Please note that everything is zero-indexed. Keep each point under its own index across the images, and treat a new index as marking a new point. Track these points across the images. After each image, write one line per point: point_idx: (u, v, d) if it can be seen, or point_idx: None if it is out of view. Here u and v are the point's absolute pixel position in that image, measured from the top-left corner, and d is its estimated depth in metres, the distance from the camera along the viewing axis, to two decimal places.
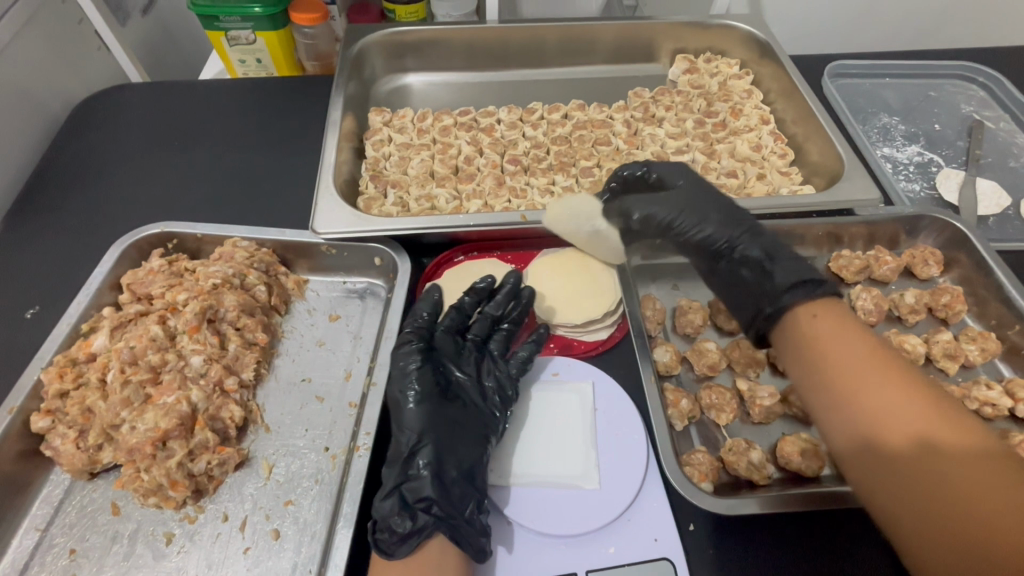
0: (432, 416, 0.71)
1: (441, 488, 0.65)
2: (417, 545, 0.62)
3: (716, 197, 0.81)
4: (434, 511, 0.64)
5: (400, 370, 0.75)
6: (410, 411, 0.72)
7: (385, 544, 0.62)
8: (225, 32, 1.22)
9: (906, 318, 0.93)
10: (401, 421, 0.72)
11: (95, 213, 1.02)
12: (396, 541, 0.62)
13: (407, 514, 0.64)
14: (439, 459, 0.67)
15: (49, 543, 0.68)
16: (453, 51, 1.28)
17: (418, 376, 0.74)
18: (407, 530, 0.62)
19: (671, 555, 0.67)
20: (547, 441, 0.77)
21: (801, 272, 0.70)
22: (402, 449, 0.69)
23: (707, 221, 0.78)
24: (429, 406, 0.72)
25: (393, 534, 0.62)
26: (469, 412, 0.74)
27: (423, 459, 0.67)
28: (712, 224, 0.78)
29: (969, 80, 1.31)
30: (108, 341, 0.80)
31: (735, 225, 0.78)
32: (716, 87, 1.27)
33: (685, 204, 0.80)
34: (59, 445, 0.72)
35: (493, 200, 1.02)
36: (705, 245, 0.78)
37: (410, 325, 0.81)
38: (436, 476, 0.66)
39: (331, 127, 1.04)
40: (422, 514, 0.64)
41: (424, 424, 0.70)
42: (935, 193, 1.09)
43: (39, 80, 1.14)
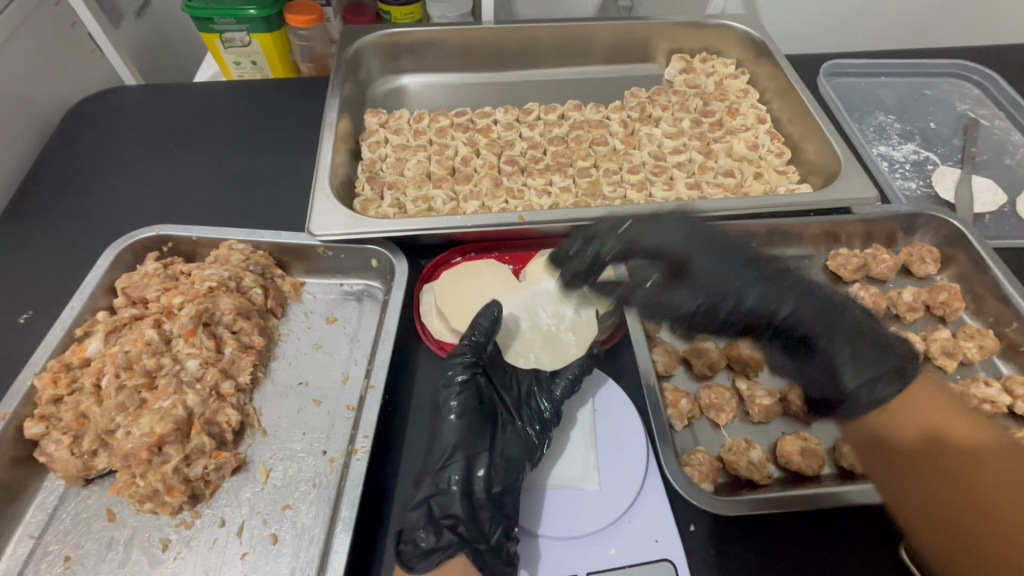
0: (469, 433, 0.71)
1: (469, 507, 0.66)
2: (438, 562, 0.63)
3: (741, 262, 0.71)
4: (459, 530, 0.65)
5: (450, 383, 0.76)
6: (450, 424, 0.72)
7: (408, 557, 0.63)
8: (220, 34, 1.21)
9: (904, 316, 0.93)
10: (440, 435, 0.72)
11: (89, 217, 1.01)
12: (418, 555, 0.63)
13: (432, 529, 0.65)
14: (471, 477, 0.68)
15: (43, 550, 0.68)
16: (449, 52, 1.28)
17: (465, 391, 0.75)
18: (431, 545, 0.64)
19: (672, 556, 0.67)
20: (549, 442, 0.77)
21: (881, 364, 0.67)
22: (435, 464, 0.70)
23: (738, 293, 0.70)
24: (471, 422, 0.72)
25: (416, 548, 0.64)
26: (507, 434, 0.73)
27: (455, 476, 0.68)
28: (742, 302, 0.70)
29: (963, 78, 1.32)
30: (103, 346, 0.79)
31: (788, 292, 0.69)
32: (712, 87, 1.27)
33: (707, 288, 0.70)
34: (53, 451, 0.71)
35: (490, 201, 1.02)
36: (750, 322, 0.71)
37: (465, 336, 0.80)
38: (465, 492, 0.67)
39: (326, 129, 1.03)
40: (447, 532, 0.65)
41: (460, 441, 0.71)
42: (932, 191, 1.09)
43: (32, 83, 1.13)
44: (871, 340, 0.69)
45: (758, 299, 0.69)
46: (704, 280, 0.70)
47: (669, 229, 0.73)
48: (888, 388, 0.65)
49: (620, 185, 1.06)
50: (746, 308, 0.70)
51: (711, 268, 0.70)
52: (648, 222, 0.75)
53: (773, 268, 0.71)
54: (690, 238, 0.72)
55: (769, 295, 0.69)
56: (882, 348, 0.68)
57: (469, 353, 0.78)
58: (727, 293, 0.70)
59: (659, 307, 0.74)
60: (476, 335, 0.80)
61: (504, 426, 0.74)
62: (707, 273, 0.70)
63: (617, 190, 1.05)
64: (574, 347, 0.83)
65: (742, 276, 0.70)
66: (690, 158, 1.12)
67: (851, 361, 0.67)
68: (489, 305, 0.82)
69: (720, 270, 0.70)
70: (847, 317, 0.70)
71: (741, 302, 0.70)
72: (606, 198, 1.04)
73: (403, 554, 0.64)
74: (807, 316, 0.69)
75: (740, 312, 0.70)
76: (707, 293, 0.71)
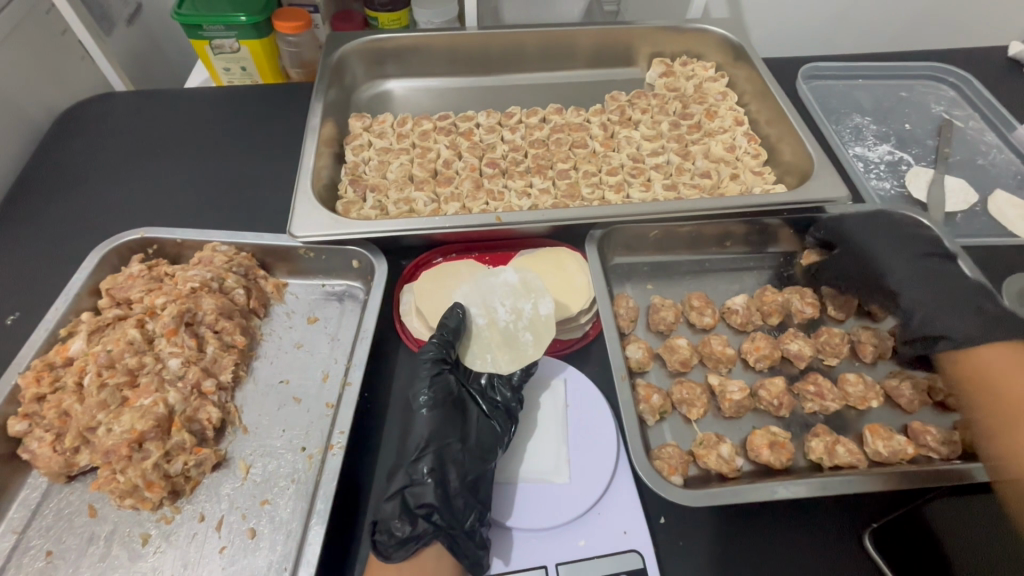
0: (441, 425, 0.73)
1: (444, 496, 0.67)
2: (414, 550, 0.65)
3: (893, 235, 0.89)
4: (434, 519, 0.66)
5: (420, 378, 0.76)
6: (422, 416, 0.73)
7: (384, 547, 0.64)
8: (208, 41, 1.24)
9: (875, 312, 0.94)
10: (414, 429, 0.73)
11: (77, 221, 1.03)
12: (394, 544, 0.64)
13: (407, 518, 0.66)
14: (443, 468, 0.69)
15: (26, 545, 0.69)
16: (433, 57, 1.30)
17: (437, 384, 0.76)
18: (406, 534, 0.64)
19: (640, 547, 0.68)
20: (523, 439, 0.78)
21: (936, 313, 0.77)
22: (409, 455, 0.71)
23: (889, 248, 0.86)
24: (443, 413, 0.74)
25: (390, 538, 0.64)
26: (480, 425, 0.75)
27: (429, 466, 0.69)
28: (883, 252, 0.86)
29: (940, 80, 1.34)
30: (86, 345, 0.80)
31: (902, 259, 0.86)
32: (692, 90, 1.29)
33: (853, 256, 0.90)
34: (36, 448, 0.72)
35: (471, 203, 1.04)
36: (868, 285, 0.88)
37: (434, 334, 0.80)
38: (438, 482, 0.68)
39: (310, 133, 1.05)
40: (421, 521, 0.66)
41: (432, 433, 0.72)
42: (905, 191, 1.12)
43: (22, 90, 1.15)
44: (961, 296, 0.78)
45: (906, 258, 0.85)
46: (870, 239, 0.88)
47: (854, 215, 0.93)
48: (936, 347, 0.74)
49: (599, 187, 1.08)
50: (884, 255, 0.86)
51: (869, 234, 0.89)
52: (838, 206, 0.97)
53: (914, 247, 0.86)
54: (864, 219, 0.91)
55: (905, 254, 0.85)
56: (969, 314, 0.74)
57: (439, 348, 0.79)
58: (878, 248, 0.87)
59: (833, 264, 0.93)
60: (444, 329, 0.81)
61: (476, 418, 0.75)
62: (881, 235, 0.88)
63: (596, 191, 1.06)
64: (531, 348, 0.81)
65: (900, 244, 0.86)
66: (669, 160, 1.15)
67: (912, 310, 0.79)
68: (452, 308, 0.83)
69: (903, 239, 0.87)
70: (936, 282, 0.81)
71: (881, 250, 0.87)
72: (585, 199, 1.06)
73: (379, 545, 0.64)
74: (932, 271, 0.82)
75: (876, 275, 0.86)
76: (856, 246, 0.89)
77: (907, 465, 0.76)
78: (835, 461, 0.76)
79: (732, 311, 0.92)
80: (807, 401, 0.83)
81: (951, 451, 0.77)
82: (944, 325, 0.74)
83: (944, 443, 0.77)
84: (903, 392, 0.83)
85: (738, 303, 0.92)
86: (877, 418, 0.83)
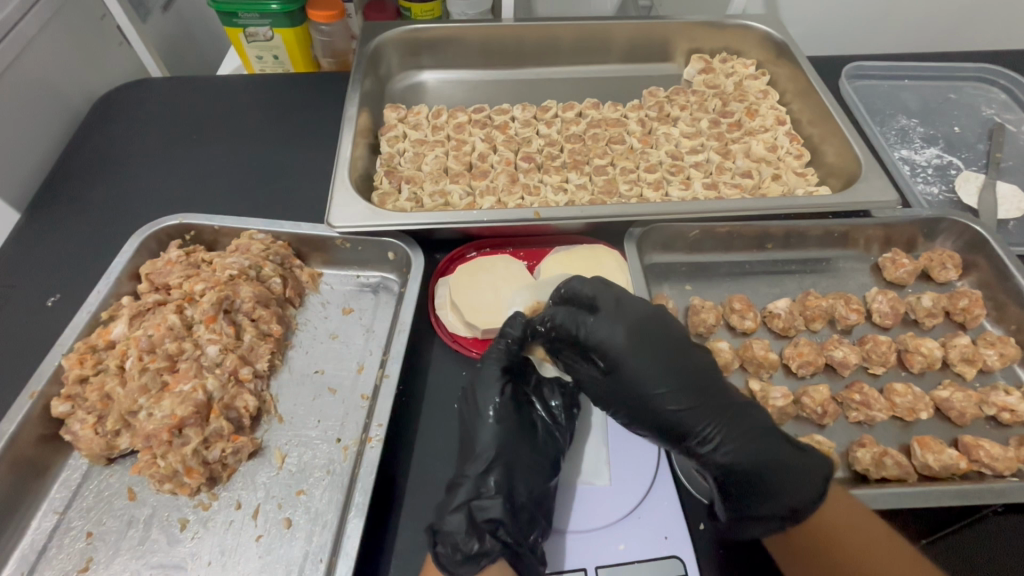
0: (509, 437, 0.71)
1: (511, 511, 0.65)
2: (480, 566, 0.63)
3: (631, 357, 0.68)
4: (501, 535, 0.64)
5: (485, 385, 0.75)
6: (488, 426, 0.72)
7: (447, 561, 0.63)
8: (243, 29, 1.22)
9: (922, 321, 0.91)
10: (479, 436, 0.72)
11: (115, 205, 1.04)
12: (458, 560, 0.63)
13: (474, 535, 0.64)
14: (511, 482, 0.67)
15: (67, 526, 0.70)
16: (468, 50, 1.29)
17: (506, 393, 0.75)
18: (474, 551, 0.63)
19: (681, 554, 0.67)
20: (580, 445, 0.77)
21: (789, 487, 0.62)
22: (475, 467, 0.69)
23: (663, 394, 0.67)
24: (509, 425, 0.73)
25: (452, 554, 0.63)
26: (544, 436, 0.74)
27: (496, 480, 0.67)
28: (675, 407, 0.66)
29: (990, 82, 1.29)
30: (127, 329, 0.81)
31: (640, 391, 0.68)
32: (732, 87, 1.26)
33: (627, 379, 0.68)
34: (78, 430, 0.73)
35: (506, 197, 1.02)
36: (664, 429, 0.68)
37: (497, 345, 0.78)
38: (503, 495, 0.66)
39: (347, 123, 1.05)
40: (488, 537, 0.64)
41: (500, 445, 0.71)
42: (954, 196, 1.08)
43: (64, 75, 1.16)
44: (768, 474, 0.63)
45: (710, 416, 0.66)
46: (642, 378, 0.68)
47: (625, 337, 0.69)
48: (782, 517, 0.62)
49: (636, 184, 1.06)
50: (681, 411, 0.66)
51: (652, 374, 0.67)
52: (604, 317, 0.70)
53: (625, 374, 0.68)
54: (645, 355, 0.68)
55: (701, 410, 0.66)
56: (794, 485, 0.62)
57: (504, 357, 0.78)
58: (662, 404, 0.67)
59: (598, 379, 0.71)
60: (509, 339, 0.78)
61: (543, 430, 0.74)
62: (667, 380, 0.67)
63: (634, 188, 1.05)
64: None
65: (689, 393, 0.67)
66: (708, 158, 1.12)
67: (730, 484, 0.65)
68: (512, 316, 0.80)
69: (683, 383, 0.67)
70: (737, 429, 0.65)
71: (671, 404, 0.67)
72: (622, 196, 1.04)
73: (443, 559, 0.63)
74: (738, 438, 0.65)
75: (663, 417, 0.67)
76: (640, 386, 0.68)
77: (959, 480, 0.74)
78: (883, 473, 0.74)
79: (774, 315, 0.89)
80: (851, 409, 0.81)
81: (1006, 468, 0.74)
82: (804, 504, 0.62)
83: (999, 458, 0.74)
84: (953, 405, 0.80)
85: (781, 307, 0.90)
86: (926, 430, 0.80)
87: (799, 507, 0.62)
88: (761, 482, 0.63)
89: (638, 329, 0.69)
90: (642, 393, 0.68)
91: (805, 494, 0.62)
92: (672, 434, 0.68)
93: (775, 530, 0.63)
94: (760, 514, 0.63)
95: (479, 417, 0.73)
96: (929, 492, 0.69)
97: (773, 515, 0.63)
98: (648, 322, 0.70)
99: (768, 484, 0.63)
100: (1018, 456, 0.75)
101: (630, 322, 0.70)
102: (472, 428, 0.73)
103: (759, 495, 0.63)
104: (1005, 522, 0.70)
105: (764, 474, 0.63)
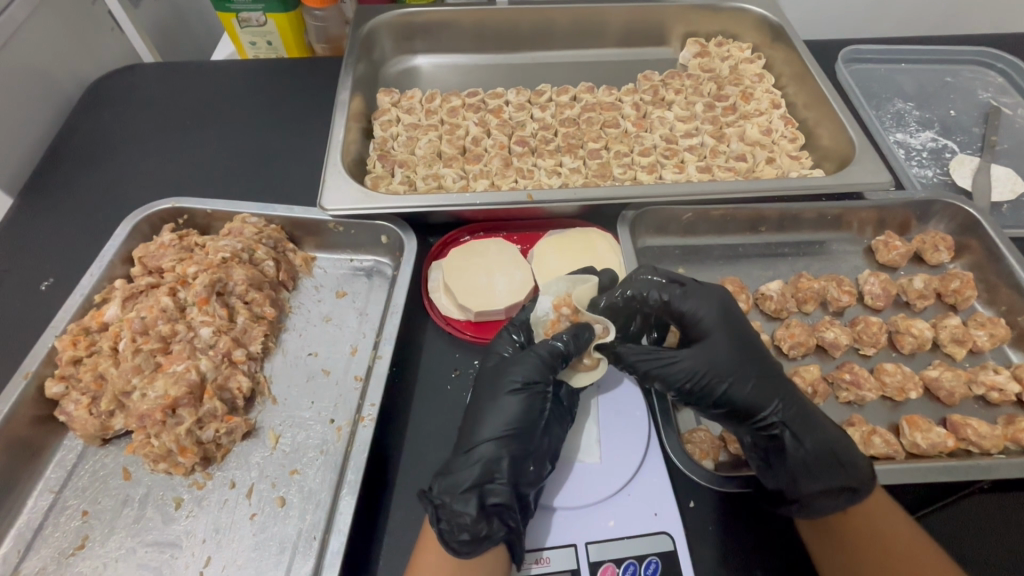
0: (525, 423, 0.69)
1: (516, 495, 0.65)
2: (486, 549, 0.62)
3: (739, 332, 0.74)
4: (507, 520, 0.64)
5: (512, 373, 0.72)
6: (508, 410, 0.70)
7: (456, 542, 0.61)
8: (236, 14, 1.20)
9: (914, 303, 0.92)
10: (498, 416, 0.69)
11: (108, 190, 1.04)
12: (468, 542, 0.62)
13: (482, 518, 0.63)
14: (518, 469, 0.66)
15: (62, 505, 0.71)
16: (462, 34, 1.28)
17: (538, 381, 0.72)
18: (482, 534, 0.62)
19: (671, 529, 0.67)
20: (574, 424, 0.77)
21: (838, 449, 0.67)
22: (486, 448, 0.68)
23: (725, 370, 0.71)
24: (527, 411, 0.70)
25: (457, 533, 0.62)
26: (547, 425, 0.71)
27: (508, 465, 0.66)
28: (733, 385, 0.71)
29: (987, 66, 1.28)
30: (120, 311, 0.81)
31: (724, 363, 0.72)
32: (727, 71, 1.25)
33: (705, 356, 0.72)
34: (72, 410, 0.74)
35: (499, 180, 1.02)
36: (729, 407, 0.71)
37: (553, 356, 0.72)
38: (512, 477, 0.66)
39: (339, 108, 1.04)
40: (495, 520, 0.64)
41: (515, 432, 0.68)
42: (948, 179, 1.08)
43: (56, 60, 1.15)
44: (824, 447, 0.68)
45: (764, 387, 0.71)
46: (720, 356, 0.72)
47: (712, 323, 0.75)
48: (849, 489, 0.64)
49: (630, 168, 1.06)
50: (734, 386, 0.71)
51: (731, 354, 0.72)
52: (697, 293, 0.77)
53: (736, 345, 0.73)
54: (732, 329, 0.74)
55: (759, 388, 0.71)
56: (847, 455, 0.67)
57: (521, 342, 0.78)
58: (727, 374, 0.71)
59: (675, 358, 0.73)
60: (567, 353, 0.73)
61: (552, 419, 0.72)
62: (731, 365, 0.72)
63: (627, 172, 1.05)
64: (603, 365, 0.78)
65: (740, 370, 0.72)
66: (703, 142, 1.12)
67: (797, 452, 0.68)
68: (580, 331, 0.74)
69: (743, 365, 0.72)
70: (790, 400, 0.70)
71: (727, 386, 0.71)
72: (615, 180, 1.04)
73: (448, 539, 0.62)
74: (791, 407, 0.70)
75: (728, 393, 0.71)
76: (714, 368, 0.71)
77: (946, 458, 0.74)
78: (870, 452, 0.74)
79: (766, 297, 0.90)
80: (841, 390, 0.81)
81: (993, 445, 0.74)
82: (863, 467, 0.66)
83: (986, 437, 0.74)
84: (943, 385, 0.81)
85: (773, 289, 0.90)
86: (915, 410, 0.81)
87: (862, 480, 0.65)
88: (824, 453, 0.67)
89: (726, 304, 0.76)
90: (692, 371, 0.71)
91: (857, 460, 0.66)
92: (734, 410, 0.71)
93: (838, 505, 0.64)
94: (831, 484, 0.66)
95: (492, 399, 0.71)
96: (916, 469, 0.70)
97: (841, 487, 0.65)
98: (727, 298, 0.77)
99: (829, 452, 0.67)
100: (1006, 434, 0.76)
101: (719, 298, 0.76)
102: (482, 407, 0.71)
103: (828, 466, 0.66)
104: (990, 498, 0.71)
105: (820, 440, 0.68)
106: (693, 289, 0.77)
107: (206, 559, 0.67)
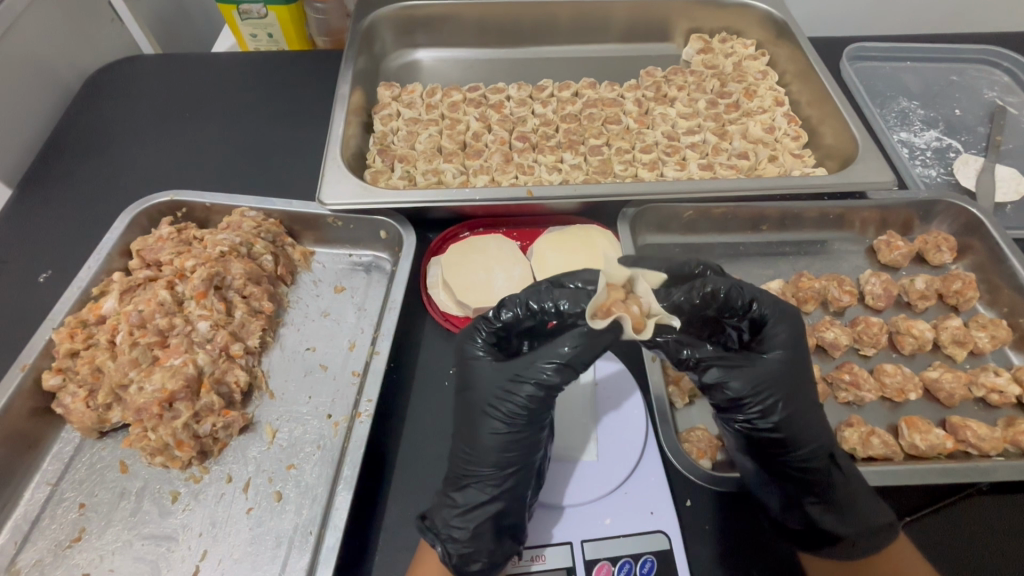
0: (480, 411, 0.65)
1: (490, 491, 0.64)
2: (451, 547, 0.62)
3: (802, 365, 0.67)
4: (472, 516, 0.63)
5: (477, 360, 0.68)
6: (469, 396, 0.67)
7: (431, 529, 0.64)
8: (237, 6, 1.19)
9: (915, 304, 0.91)
10: (468, 404, 0.67)
11: (106, 182, 1.03)
12: (441, 535, 0.63)
13: (458, 513, 0.64)
14: (481, 460, 0.65)
15: (60, 497, 0.71)
16: (464, 28, 1.27)
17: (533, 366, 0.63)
18: (453, 530, 0.63)
19: (667, 529, 0.67)
20: (569, 422, 0.76)
21: (857, 498, 0.65)
22: (462, 439, 0.67)
23: (786, 402, 0.65)
24: (484, 399, 0.65)
25: (456, 545, 0.62)
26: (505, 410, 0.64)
27: (478, 454, 0.65)
28: (788, 418, 0.65)
29: (993, 64, 1.27)
30: (118, 305, 0.81)
31: (786, 395, 0.65)
32: (730, 67, 1.24)
33: (773, 383, 0.65)
34: (70, 403, 0.74)
35: (500, 175, 1.02)
36: (771, 439, 0.65)
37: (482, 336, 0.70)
38: (512, 495, 0.64)
39: (339, 101, 1.03)
40: (462, 520, 0.63)
41: (478, 422, 0.66)
42: (952, 178, 1.07)
43: (57, 52, 1.15)
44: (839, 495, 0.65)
45: (811, 418, 0.66)
46: (785, 381, 0.65)
47: (787, 338, 0.67)
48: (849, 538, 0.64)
49: (631, 164, 1.05)
50: (789, 408, 0.65)
51: (793, 383, 0.66)
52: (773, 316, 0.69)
53: (799, 375, 0.66)
54: (799, 359, 0.67)
55: (805, 424, 0.65)
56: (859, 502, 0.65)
57: (498, 325, 0.70)
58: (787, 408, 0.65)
59: (739, 378, 0.64)
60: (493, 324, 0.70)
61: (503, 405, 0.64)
62: (794, 395, 0.65)
63: (628, 168, 1.04)
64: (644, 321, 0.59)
65: (799, 402, 0.65)
66: (704, 140, 1.11)
67: (821, 492, 0.66)
68: (510, 298, 0.70)
69: (802, 397, 0.66)
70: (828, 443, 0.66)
71: (783, 408, 0.65)
72: (617, 176, 1.03)
73: (446, 557, 0.62)
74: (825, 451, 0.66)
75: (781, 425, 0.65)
76: (777, 398, 0.64)
77: (944, 460, 0.74)
78: (869, 453, 0.74)
79: None
80: (841, 390, 0.81)
81: (992, 447, 0.74)
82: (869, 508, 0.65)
83: (985, 439, 0.74)
84: (942, 386, 0.80)
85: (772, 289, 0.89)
86: (914, 411, 0.81)
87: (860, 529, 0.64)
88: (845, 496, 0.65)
89: (797, 331, 0.68)
90: (755, 395, 0.64)
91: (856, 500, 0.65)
92: (774, 444, 0.65)
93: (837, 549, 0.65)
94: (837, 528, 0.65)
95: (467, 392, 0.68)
96: (913, 470, 0.70)
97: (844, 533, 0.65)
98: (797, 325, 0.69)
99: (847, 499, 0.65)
100: (1005, 436, 0.75)
101: (791, 324, 0.69)
102: (472, 424, 0.66)
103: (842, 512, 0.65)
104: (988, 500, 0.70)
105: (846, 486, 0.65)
106: (779, 307, 0.69)
107: (202, 552, 0.67)
